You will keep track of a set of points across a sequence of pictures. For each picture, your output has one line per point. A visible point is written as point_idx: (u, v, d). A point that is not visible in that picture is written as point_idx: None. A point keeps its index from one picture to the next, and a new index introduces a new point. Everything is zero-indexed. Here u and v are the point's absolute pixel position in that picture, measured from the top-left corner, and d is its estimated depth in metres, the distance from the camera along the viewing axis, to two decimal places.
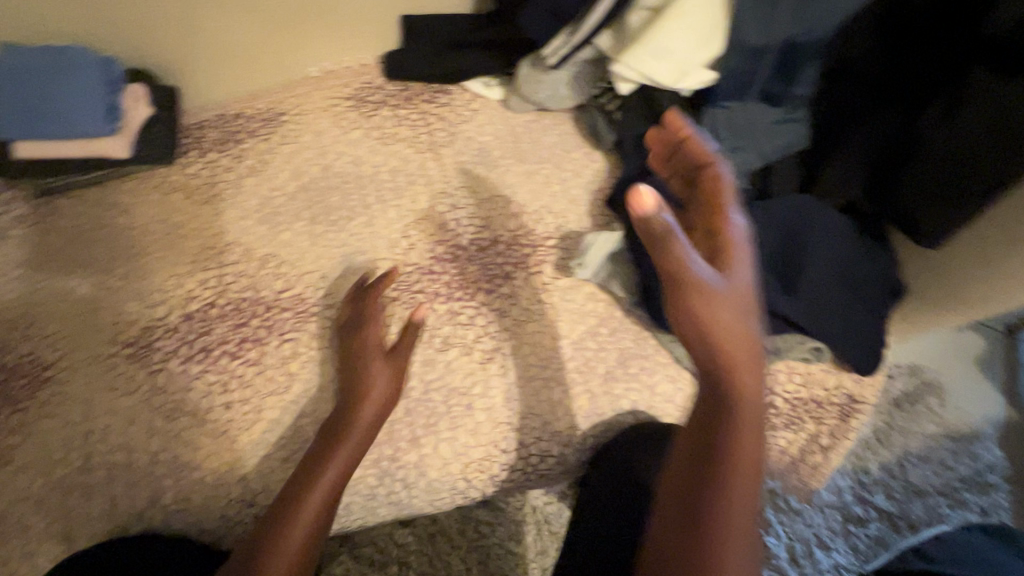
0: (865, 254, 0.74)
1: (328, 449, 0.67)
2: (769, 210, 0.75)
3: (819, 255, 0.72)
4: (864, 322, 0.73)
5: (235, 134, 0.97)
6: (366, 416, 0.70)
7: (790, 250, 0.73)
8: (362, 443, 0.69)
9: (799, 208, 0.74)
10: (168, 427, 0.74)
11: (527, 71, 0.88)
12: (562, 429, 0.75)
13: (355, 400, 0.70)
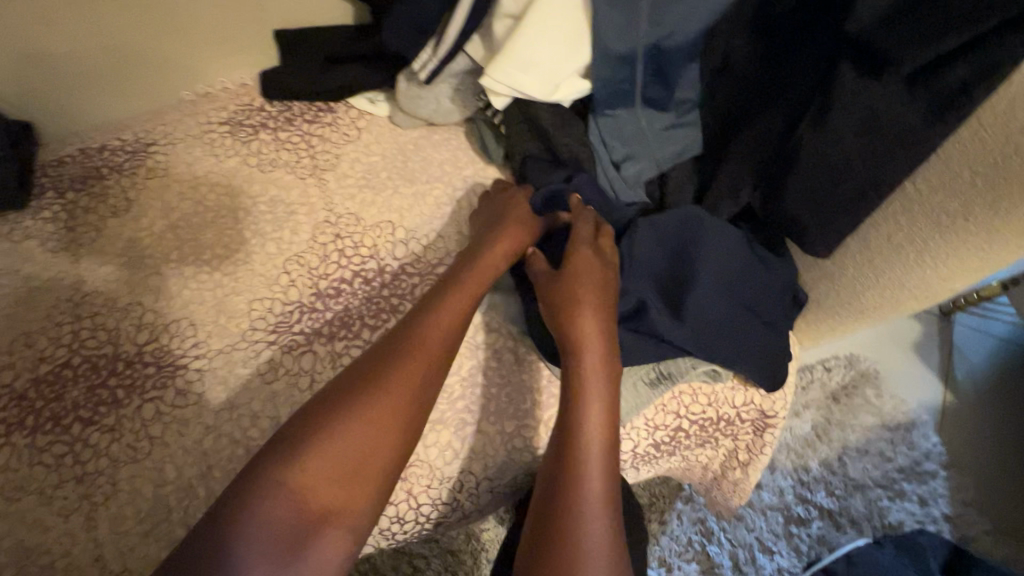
0: (759, 264, 0.71)
1: (325, 434, 0.55)
2: (660, 223, 0.72)
3: (707, 269, 0.69)
4: (757, 337, 0.70)
5: (96, 170, 0.88)
6: (390, 403, 0.58)
7: (679, 265, 0.71)
8: (383, 431, 0.57)
9: (690, 220, 0.71)
10: (11, 510, 0.66)
11: (404, 87, 0.81)
12: (452, 473, 0.70)
13: (372, 381, 0.59)
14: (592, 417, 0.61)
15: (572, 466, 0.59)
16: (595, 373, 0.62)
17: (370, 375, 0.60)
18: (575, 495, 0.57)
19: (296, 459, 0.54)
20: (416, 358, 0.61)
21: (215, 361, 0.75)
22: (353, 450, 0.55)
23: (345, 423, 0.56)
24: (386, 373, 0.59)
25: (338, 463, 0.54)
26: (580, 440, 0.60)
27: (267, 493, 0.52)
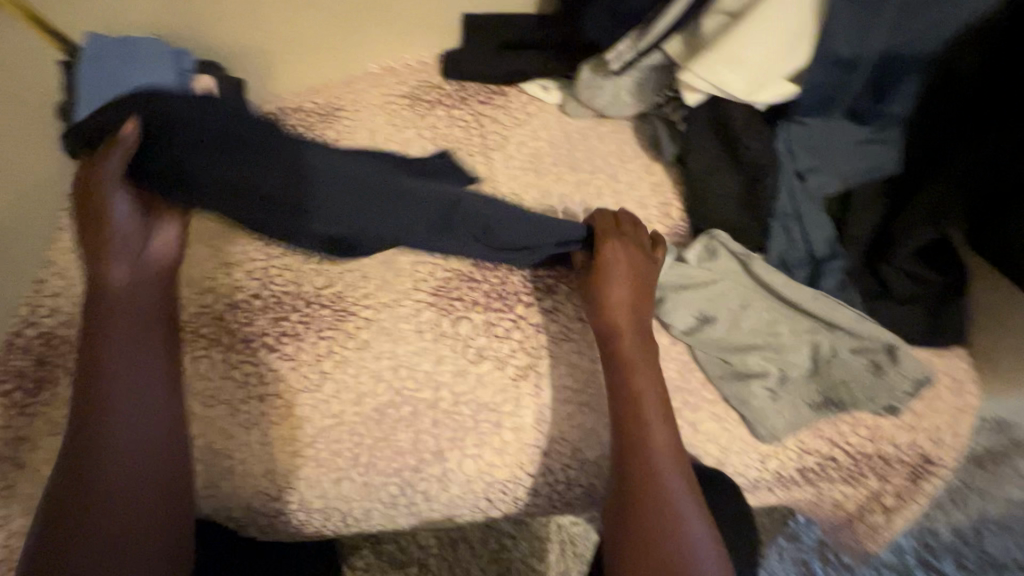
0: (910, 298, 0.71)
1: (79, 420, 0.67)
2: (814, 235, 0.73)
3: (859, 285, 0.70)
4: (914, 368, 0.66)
5: (292, 127, 0.97)
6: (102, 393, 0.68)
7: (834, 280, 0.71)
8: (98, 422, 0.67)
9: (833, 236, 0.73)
10: (206, 414, 0.75)
11: (588, 75, 0.84)
12: (592, 457, 0.71)
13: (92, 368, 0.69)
14: (646, 400, 0.65)
15: (638, 446, 0.63)
16: (637, 361, 0.67)
17: (107, 363, 0.70)
18: (649, 472, 0.62)
19: (88, 463, 0.65)
20: (129, 346, 0.72)
21: (381, 315, 0.80)
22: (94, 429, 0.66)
23: (107, 417, 0.67)
24: (110, 364, 0.70)
25: (125, 463, 0.66)
26: (642, 424, 0.64)
27: (101, 496, 0.64)
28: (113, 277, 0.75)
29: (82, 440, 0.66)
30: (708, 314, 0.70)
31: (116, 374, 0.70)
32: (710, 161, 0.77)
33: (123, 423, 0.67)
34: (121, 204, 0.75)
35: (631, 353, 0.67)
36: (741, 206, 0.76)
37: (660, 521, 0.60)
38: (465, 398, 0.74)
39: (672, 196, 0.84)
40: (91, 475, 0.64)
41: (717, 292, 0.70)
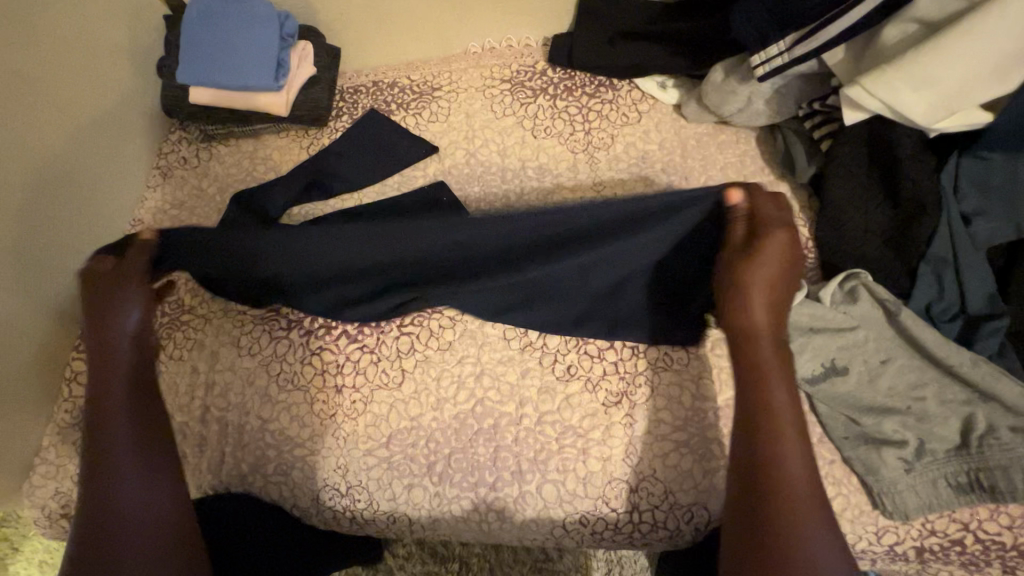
0: None
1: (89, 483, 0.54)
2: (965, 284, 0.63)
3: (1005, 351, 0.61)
4: None
5: (386, 104, 0.92)
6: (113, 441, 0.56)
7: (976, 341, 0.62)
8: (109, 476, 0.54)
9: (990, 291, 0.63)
10: (281, 398, 0.73)
11: (719, 79, 0.76)
12: (683, 502, 0.65)
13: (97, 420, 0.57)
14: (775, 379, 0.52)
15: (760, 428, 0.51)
16: (772, 336, 0.53)
17: (116, 454, 0.55)
18: (771, 463, 0.49)
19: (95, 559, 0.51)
20: (127, 432, 0.56)
21: (466, 318, 0.74)
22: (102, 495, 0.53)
23: (111, 497, 0.53)
24: (115, 445, 0.56)
25: (124, 547, 0.51)
26: (768, 406, 0.51)
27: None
28: (125, 330, 0.60)
29: (90, 524, 0.52)
30: (841, 363, 0.63)
31: (124, 448, 0.55)
32: (853, 191, 0.67)
33: (126, 518, 0.52)
34: (133, 310, 0.60)
35: (762, 324, 0.53)
36: (885, 247, 0.66)
37: (779, 531, 0.47)
38: (550, 418, 0.69)
39: (799, 221, 0.75)
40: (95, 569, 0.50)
41: (856, 342, 0.63)
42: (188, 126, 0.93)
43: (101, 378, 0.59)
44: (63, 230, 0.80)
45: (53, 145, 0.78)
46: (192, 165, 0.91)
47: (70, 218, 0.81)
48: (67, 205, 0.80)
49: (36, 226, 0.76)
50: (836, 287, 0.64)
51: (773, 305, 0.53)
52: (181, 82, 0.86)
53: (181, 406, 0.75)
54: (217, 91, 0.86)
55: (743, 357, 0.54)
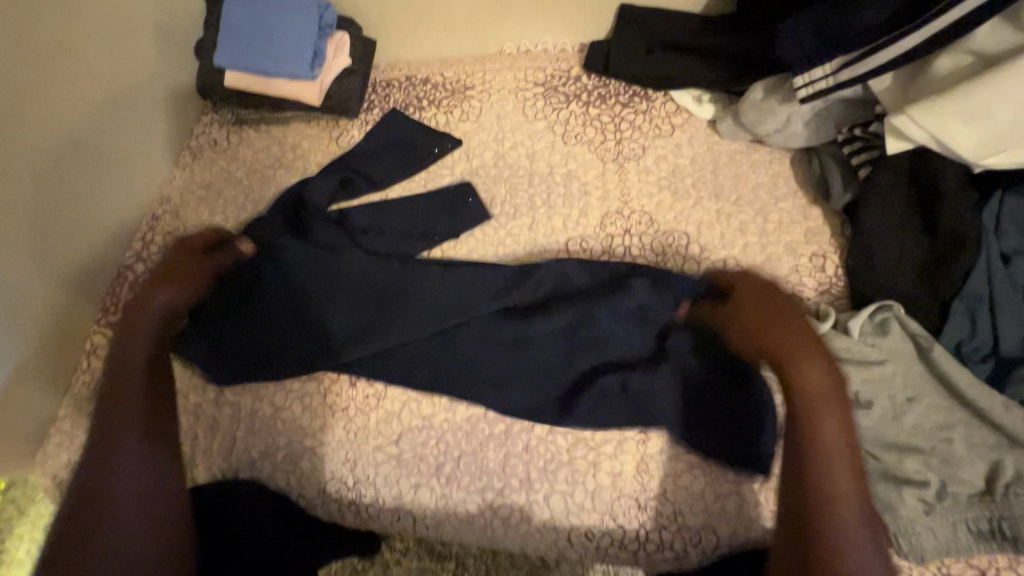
0: None
1: (106, 434, 0.62)
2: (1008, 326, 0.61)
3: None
4: None
5: (418, 101, 0.92)
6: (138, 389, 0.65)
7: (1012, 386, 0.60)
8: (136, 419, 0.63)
9: None
10: (295, 387, 0.73)
11: (758, 98, 0.75)
12: (691, 525, 0.64)
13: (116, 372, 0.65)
14: (825, 398, 0.58)
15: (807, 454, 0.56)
16: (806, 367, 0.60)
17: (125, 427, 0.62)
18: (821, 465, 0.56)
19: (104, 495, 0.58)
20: (130, 402, 0.64)
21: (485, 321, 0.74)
22: (112, 446, 0.61)
23: (116, 460, 0.60)
24: (125, 427, 0.62)
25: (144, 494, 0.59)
26: (806, 399, 0.58)
27: (97, 539, 0.55)
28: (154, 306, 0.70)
29: (98, 458, 0.60)
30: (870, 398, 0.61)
31: (135, 408, 0.64)
32: (889, 222, 0.66)
33: (127, 475, 0.59)
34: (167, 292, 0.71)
35: (793, 348, 0.61)
36: (918, 281, 0.65)
37: (823, 524, 0.53)
38: (562, 428, 0.69)
39: (829, 248, 0.73)
40: (97, 515, 0.57)
41: (883, 376, 0.61)
42: (221, 109, 0.94)
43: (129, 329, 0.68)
44: (92, 204, 0.81)
45: (87, 121, 0.79)
46: (222, 148, 0.92)
47: (100, 193, 0.82)
48: (95, 179, 0.81)
49: (64, 198, 0.77)
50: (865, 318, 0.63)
51: (810, 355, 0.60)
52: (219, 65, 0.86)
53: (195, 388, 0.76)
54: (252, 77, 0.86)
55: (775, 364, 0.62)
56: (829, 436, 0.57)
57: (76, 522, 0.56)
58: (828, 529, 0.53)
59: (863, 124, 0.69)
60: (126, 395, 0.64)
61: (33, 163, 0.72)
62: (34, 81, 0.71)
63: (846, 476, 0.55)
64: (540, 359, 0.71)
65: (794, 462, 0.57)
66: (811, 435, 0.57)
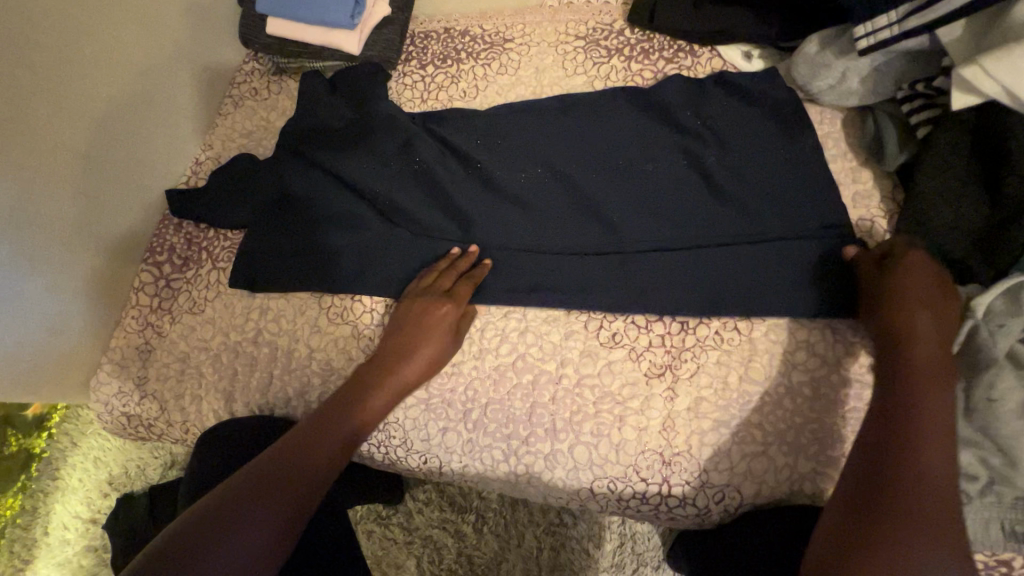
0: None
1: (314, 438, 0.60)
2: None
3: None
4: None
5: (456, 51, 0.90)
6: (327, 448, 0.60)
7: None
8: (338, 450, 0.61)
9: None
10: (332, 329, 0.75)
11: (813, 50, 0.71)
12: (714, 483, 0.65)
13: (331, 427, 0.62)
14: (926, 365, 0.54)
15: (917, 363, 0.54)
16: (936, 363, 0.54)
17: (335, 429, 0.62)
18: (902, 465, 0.49)
19: (225, 521, 0.50)
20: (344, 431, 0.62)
21: (515, 276, 0.74)
22: (314, 441, 0.60)
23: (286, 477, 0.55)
24: (338, 428, 0.62)
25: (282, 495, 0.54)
26: (912, 421, 0.51)
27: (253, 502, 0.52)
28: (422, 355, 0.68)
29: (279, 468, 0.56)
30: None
31: None
32: (950, 184, 0.62)
33: (275, 493, 0.54)
34: (345, 422, 0.63)
35: (921, 360, 0.54)
36: (972, 247, 0.61)
37: (927, 423, 0.51)
38: (589, 381, 0.69)
39: (878, 213, 0.70)
40: (226, 516, 0.50)
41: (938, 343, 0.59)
42: (261, 58, 0.95)
43: (336, 434, 0.62)
44: (140, 148, 0.83)
45: (137, 64, 0.81)
46: (261, 96, 0.93)
47: (141, 137, 0.83)
48: (139, 126, 0.82)
49: (108, 136, 0.78)
50: (997, 292, 0.58)
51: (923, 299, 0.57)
52: (261, 13, 0.87)
53: (234, 326, 0.79)
54: (294, 26, 0.87)
55: (895, 356, 0.56)
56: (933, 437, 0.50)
57: (258, 478, 0.54)
58: (924, 421, 0.51)
59: (926, 80, 0.66)
60: (330, 430, 0.61)
61: (84, 100, 0.74)
62: (71, 16, 0.71)
63: (936, 391, 0.52)
64: (589, 115, 0.80)
65: (922, 359, 0.54)
66: (911, 444, 0.50)
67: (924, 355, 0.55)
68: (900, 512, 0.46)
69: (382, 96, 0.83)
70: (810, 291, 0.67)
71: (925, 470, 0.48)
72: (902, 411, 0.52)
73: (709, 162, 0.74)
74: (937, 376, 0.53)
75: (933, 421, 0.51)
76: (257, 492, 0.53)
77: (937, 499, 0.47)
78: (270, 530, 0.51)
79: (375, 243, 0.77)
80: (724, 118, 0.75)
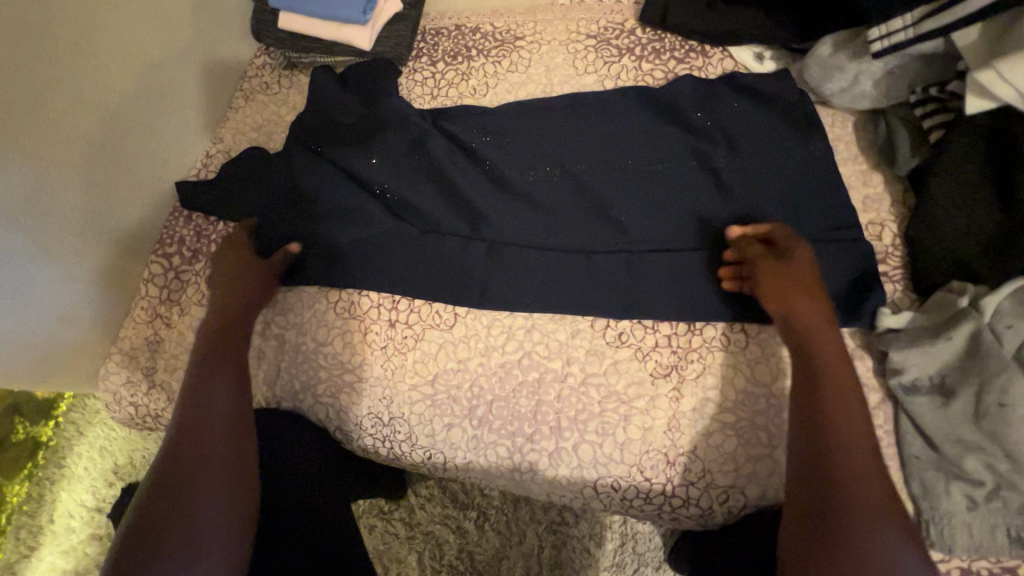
0: None
1: (197, 402, 0.61)
2: None
3: None
4: None
5: (467, 49, 0.90)
6: (221, 405, 0.61)
7: None
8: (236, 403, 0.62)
9: None
10: (339, 324, 0.76)
11: (826, 52, 0.71)
12: (719, 484, 0.65)
13: (198, 386, 0.62)
14: (831, 365, 0.58)
15: (816, 363, 0.58)
16: (831, 361, 0.58)
17: (209, 384, 0.62)
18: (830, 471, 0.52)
19: (173, 507, 0.53)
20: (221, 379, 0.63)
21: (523, 274, 0.74)
22: (211, 408, 0.60)
23: (206, 450, 0.57)
24: (211, 381, 0.63)
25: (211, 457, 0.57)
26: (821, 424, 0.55)
27: (187, 481, 0.55)
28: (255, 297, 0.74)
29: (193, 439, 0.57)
30: (916, 379, 0.60)
31: None
32: (961, 191, 0.62)
33: (206, 465, 0.56)
34: (218, 376, 0.63)
35: (822, 359, 0.59)
36: (984, 253, 0.61)
37: (828, 422, 0.55)
38: (595, 380, 0.69)
39: (890, 216, 0.70)
40: (176, 501, 0.53)
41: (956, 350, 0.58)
42: (272, 53, 0.95)
43: (208, 388, 0.62)
44: (152, 141, 0.84)
45: (149, 56, 0.81)
46: (273, 90, 0.93)
47: (153, 130, 0.84)
48: (151, 118, 0.83)
49: (120, 128, 0.79)
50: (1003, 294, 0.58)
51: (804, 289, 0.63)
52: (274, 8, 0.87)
53: None
54: (306, 21, 0.87)
55: (802, 360, 0.60)
56: (849, 428, 0.54)
57: (178, 462, 0.56)
58: (834, 422, 0.55)
59: (940, 84, 0.66)
60: (211, 387, 0.62)
61: (97, 92, 0.75)
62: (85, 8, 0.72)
63: (837, 385, 0.57)
64: (601, 115, 0.80)
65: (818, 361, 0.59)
66: (829, 450, 0.53)
67: (824, 359, 0.59)
68: (843, 519, 0.49)
69: (392, 92, 0.83)
70: None
71: (852, 472, 0.52)
72: (816, 418, 0.56)
73: (720, 163, 0.73)
74: (836, 371, 0.58)
75: (846, 420, 0.54)
76: (188, 472, 0.55)
77: (867, 493, 0.51)
78: (227, 490, 0.56)
79: (384, 238, 0.77)
80: (735, 119, 0.75)
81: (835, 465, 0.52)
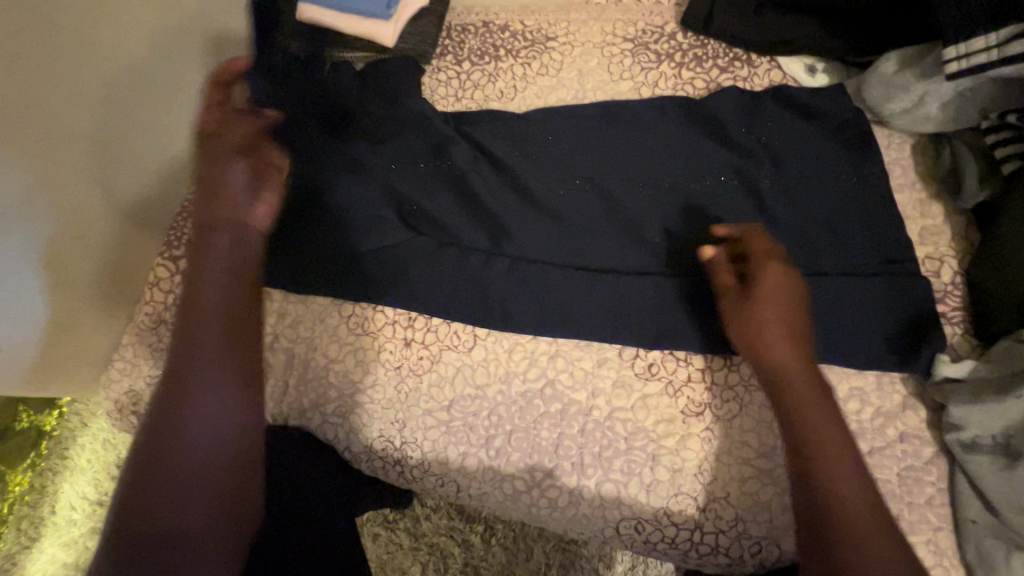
0: None
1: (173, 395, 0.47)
2: None
3: None
4: None
5: (494, 48, 0.85)
6: (207, 407, 0.47)
7: None
8: (227, 402, 0.48)
9: None
10: (352, 340, 0.72)
11: (886, 69, 0.66)
12: (752, 534, 0.60)
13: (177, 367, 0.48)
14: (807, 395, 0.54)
15: (789, 397, 0.54)
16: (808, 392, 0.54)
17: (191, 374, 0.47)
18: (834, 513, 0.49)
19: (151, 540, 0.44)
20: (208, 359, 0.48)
21: (547, 296, 0.69)
22: (192, 418, 0.46)
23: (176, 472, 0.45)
24: (199, 364, 0.48)
25: (174, 471, 0.45)
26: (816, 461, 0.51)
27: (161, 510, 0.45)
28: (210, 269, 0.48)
29: (151, 440, 0.46)
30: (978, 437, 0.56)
31: None
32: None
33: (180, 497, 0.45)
34: (207, 361, 0.48)
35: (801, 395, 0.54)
36: None
37: (821, 458, 0.51)
38: (621, 415, 0.65)
39: (948, 252, 0.64)
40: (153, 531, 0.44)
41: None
42: None
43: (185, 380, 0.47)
44: (160, 137, 0.80)
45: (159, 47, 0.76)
46: None
47: (161, 125, 0.79)
48: (158, 113, 0.78)
49: (126, 124, 0.74)
50: None
51: (772, 322, 0.56)
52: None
53: None
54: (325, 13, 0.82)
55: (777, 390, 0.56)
56: (842, 480, 0.50)
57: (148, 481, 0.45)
58: (822, 458, 0.51)
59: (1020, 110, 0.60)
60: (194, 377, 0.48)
61: (104, 85, 0.70)
62: None
63: (822, 418, 0.53)
64: (636, 125, 0.74)
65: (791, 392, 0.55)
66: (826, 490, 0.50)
67: (797, 391, 0.54)
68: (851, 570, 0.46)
69: (414, 92, 0.78)
70: (869, 334, 0.62)
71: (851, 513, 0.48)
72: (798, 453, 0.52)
73: (765, 184, 0.68)
74: (816, 402, 0.54)
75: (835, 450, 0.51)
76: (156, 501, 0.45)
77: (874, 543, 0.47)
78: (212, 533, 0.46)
79: (401, 250, 0.73)
80: (784, 137, 0.69)
81: (832, 516, 0.48)
